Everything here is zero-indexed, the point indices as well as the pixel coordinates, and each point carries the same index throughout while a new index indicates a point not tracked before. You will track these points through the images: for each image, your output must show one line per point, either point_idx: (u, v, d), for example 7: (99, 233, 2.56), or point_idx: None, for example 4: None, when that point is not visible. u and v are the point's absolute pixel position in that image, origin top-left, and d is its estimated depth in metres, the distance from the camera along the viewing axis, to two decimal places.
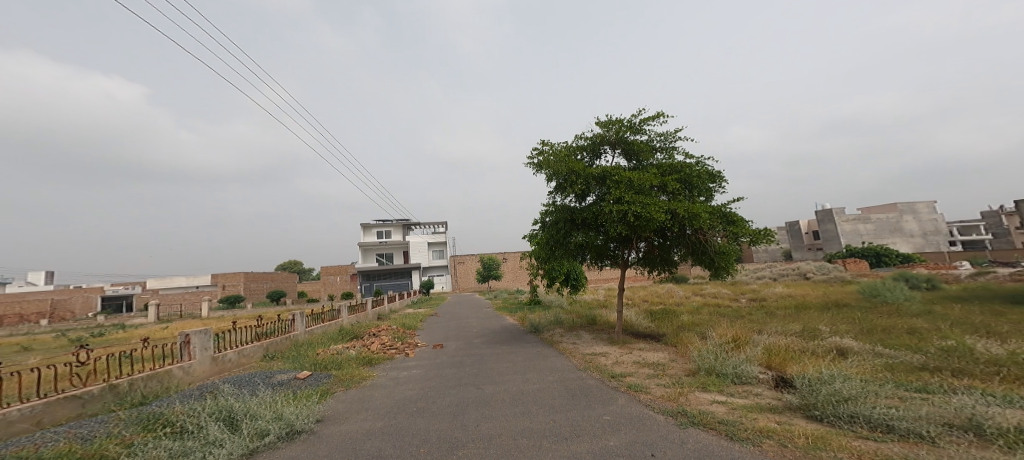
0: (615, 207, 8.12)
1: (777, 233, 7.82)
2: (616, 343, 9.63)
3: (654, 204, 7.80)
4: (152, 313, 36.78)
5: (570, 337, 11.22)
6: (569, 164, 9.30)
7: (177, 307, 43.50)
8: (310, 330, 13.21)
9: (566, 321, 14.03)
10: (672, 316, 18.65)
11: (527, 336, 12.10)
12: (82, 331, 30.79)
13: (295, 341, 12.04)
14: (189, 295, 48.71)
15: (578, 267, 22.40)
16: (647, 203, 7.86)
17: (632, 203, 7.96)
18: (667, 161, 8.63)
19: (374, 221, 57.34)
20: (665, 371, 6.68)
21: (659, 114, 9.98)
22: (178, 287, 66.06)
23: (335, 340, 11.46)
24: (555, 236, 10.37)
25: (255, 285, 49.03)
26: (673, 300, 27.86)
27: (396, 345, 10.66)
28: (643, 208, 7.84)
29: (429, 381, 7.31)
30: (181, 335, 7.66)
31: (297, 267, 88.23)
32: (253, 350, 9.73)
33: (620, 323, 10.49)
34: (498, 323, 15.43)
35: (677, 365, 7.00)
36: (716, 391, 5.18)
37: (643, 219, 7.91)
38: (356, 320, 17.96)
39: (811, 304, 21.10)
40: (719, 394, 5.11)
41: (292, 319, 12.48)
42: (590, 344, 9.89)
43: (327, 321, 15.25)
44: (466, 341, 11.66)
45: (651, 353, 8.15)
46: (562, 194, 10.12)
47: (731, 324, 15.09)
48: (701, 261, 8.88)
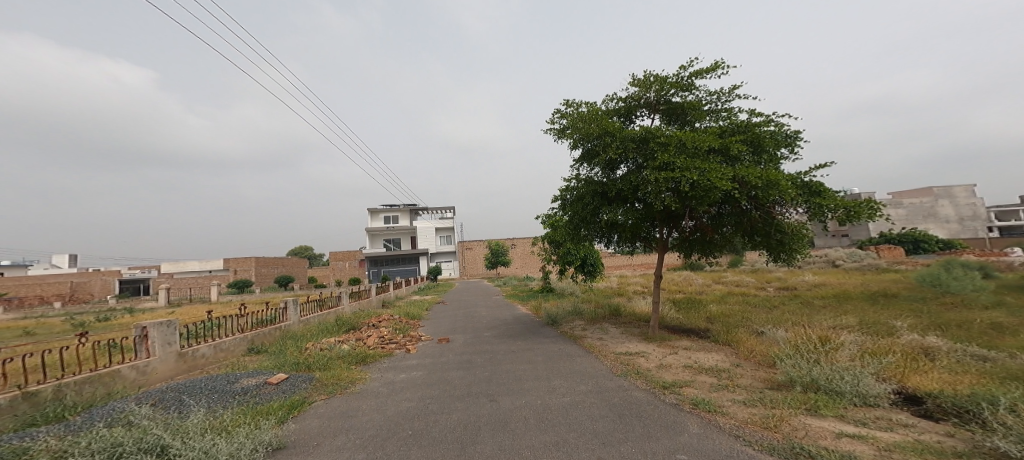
0: (663, 175, 6.48)
1: (886, 208, 6.02)
2: (653, 340, 8.14)
3: (715, 169, 6.16)
4: (161, 298, 36.39)
5: (595, 332, 9.76)
6: (602, 125, 7.66)
7: (187, 291, 43.27)
8: (305, 319, 11.99)
9: (586, 312, 12.55)
10: (699, 307, 17.10)
11: (543, 329, 10.74)
12: (90, 315, 30.46)
13: (287, 332, 10.85)
14: (200, 280, 48.61)
15: (594, 250, 20.84)
16: (708, 169, 6.20)
17: (687, 169, 6.29)
18: (728, 119, 6.93)
19: (381, 207, 56.36)
20: (734, 379, 5.16)
21: (713, 67, 8.23)
22: (190, 271, 66.34)
23: (330, 332, 10.25)
24: (582, 213, 8.77)
25: (265, 270, 48.68)
26: (695, 288, 26.09)
27: (396, 339, 9.43)
28: (704, 175, 6.16)
29: (431, 389, 5.91)
30: (138, 328, 6.43)
31: (308, 252, 88.75)
32: (235, 343, 8.55)
33: (655, 316, 8.87)
34: (509, 313, 14.06)
35: (746, 371, 5.48)
36: (838, 419, 3.63)
37: (701, 190, 6.26)
38: (358, 308, 16.81)
39: (853, 294, 19.24)
40: (845, 423, 3.55)
41: (284, 307, 11.26)
42: (620, 341, 8.43)
43: (325, 310, 14.05)
44: (475, 335, 10.33)
45: (704, 354, 6.63)
46: (590, 164, 8.48)
47: (771, 318, 13.45)
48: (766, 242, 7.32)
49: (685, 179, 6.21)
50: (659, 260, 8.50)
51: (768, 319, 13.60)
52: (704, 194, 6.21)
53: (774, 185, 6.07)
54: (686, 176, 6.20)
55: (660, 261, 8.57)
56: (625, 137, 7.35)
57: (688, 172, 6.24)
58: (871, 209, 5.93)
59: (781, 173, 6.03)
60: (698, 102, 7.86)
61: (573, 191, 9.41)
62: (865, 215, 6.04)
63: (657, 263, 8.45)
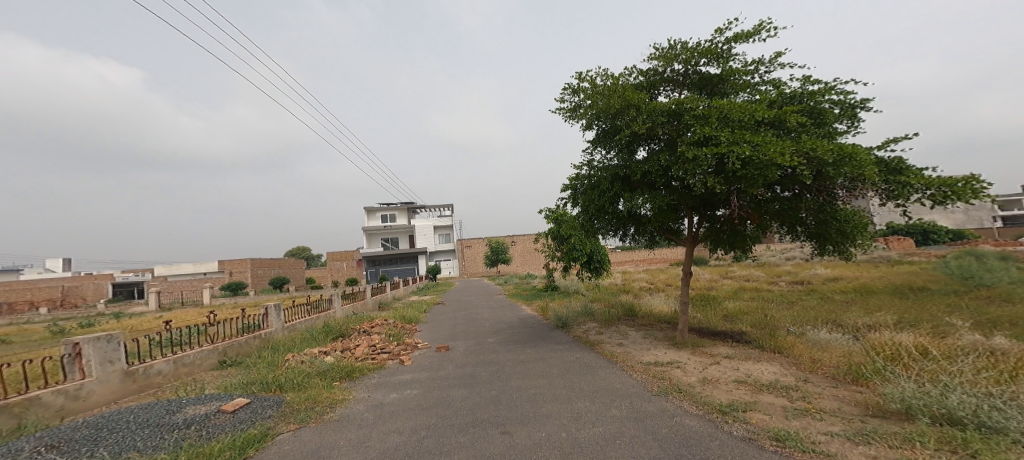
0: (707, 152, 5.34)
1: (992, 185, 4.86)
2: (685, 346, 7.05)
3: (771, 142, 5.06)
4: (152, 302, 35.32)
5: (613, 337, 8.66)
6: (625, 96, 6.54)
7: (179, 295, 42.14)
8: (291, 326, 10.89)
9: (599, 312, 11.47)
10: (715, 304, 16.04)
11: (554, 333, 9.68)
12: (75, 321, 29.32)
13: (268, 339, 9.76)
14: (193, 283, 47.52)
15: (600, 245, 19.73)
16: (764, 143, 5.08)
17: (737, 142, 5.17)
18: (780, 88, 5.83)
19: (379, 205, 55.35)
20: (813, 401, 4.05)
21: (755, 31, 7.12)
22: (185, 274, 65.23)
23: (315, 341, 9.17)
24: (599, 201, 7.63)
25: (261, 271, 47.56)
26: (703, 284, 25.09)
27: (388, 348, 8.58)
28: (759, 149, 5.04)
29: (426, 416, 4.80)
30: (68, 345, 5.32)
31: (306, 253, 87.80)
32: (203, 356, 7.45)
33: (683, 318, 7.58)
34: (514, 315, 12.98)
35: (822, 390, 4.37)
36: None
37: (756, 167, 5.14)
38: (352, 311, 15.72)
39: (877, 289, 18.19)
40: None
41: (266, 312, 10.16)
42: (645, 349, 7.33)
43: (314, 314, 12.93)
44: (478, 341, 9.25)
45: (756, 366, 5.53)
46: (609, 144, 7.35)
47: (799, 318, 12.36)
48: (821, 231, 6.35)
49: (735, 155, 5.09)
50: (689, 254, 7.38)
51: (795, 318, 12.53)
52: (760, 173, 5.10)
53: (846, 159, 4.99)
54: (737, 151, 5.08)
55: (691, 256, 7.46)
56: (655, 111, 6.19)
57: (738, 147, 5.11)
58: (972, 187, 4.79)
59: (856, 146, 4.95)
60: (739, 71, 6.72)
61: (587, 178, 8.28)
62: (964, 195, 4.88)
63: (687, 259, 7.34)
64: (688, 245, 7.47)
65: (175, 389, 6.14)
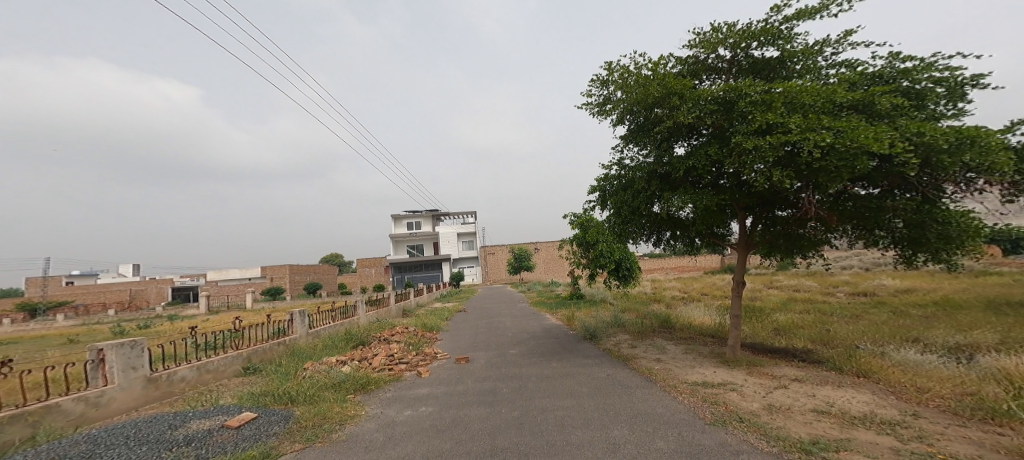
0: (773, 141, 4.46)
1: None
2: (735, 362, 6.14)
3: (862, 126, 4.12)
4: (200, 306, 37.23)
5: (649, 350, 7.82)
6: (668, 82, 5.68)
7: (224, 300, 44.09)
8: (313, 332, 10.74)
9: (632, 323, 10.59)
10: (761, 316, 14.69)
11: (582, 344, 8.95)
12: (127, 323, 30.99)
13: (291, 346, 9.59)
14: (236, 288, 49.71)
15: (631, 252, 18.65)
16: (852, 128, 4.15)
17: (813, 128, 4.27)
18: (860, 66, 4.86)
19: (406, 213, 56.49)
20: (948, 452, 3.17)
21: (818, 8, 6.18)
22: (230, 279, 68.68)
23: (335, 349, 8.92)
24: (633, 203, 6.79)
25: (299, 277, 49.19)
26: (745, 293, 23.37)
27: (408, 358, 8.21)
28: (842, 135, 4.12)
29: (442, 441, 4.22)
30: (93, 350, 5.21)
31: (341, 260, 90.63)
32: (227, 362, 7.29)
33: (737, 333, 6.50)
34: (538, 324, 12.31)
35: (949, 435, 3.44)
36: None
37: (837, 157, 4.22)
38: (376, 318, 15.54)
39: (953, 303, 16.18)
40: None
41: (290, 319, 10.06)
42: (688, 364, 6.47)
43: (338, 321, 12.78)
44: (501, 352, 8.67)
45: (834, 393, 4.58)
46: (647, 138, 6.50)
47: (863, 335, 10.98)
48: (926, 234, 5.34)
49: (811, 144, 4.19)
50: (740, 261, 6.34)
51: (860, 335, 11.10)
52: (843, 164, 4.18)
53: (963, 144, 4.01)
54: (813, 138, 4.17)
55: (743, 264, 6.41)
56: (701, 98, 5.33)
57: (815, 133, 4.20)
58: None
59: (976, 127, 3.96)
60: (803, 51, 5.72)
61: (619, 177, 7.44)
62: None
63: (739, 266, 6.33)
64: (739, 251, 6.46)
65: (196, 397, 5.91)
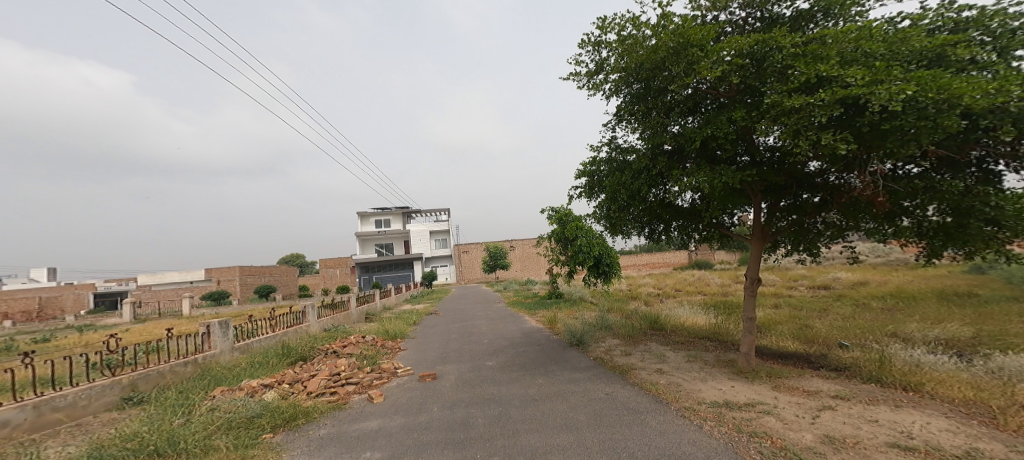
0: (828, 96, 3.47)
1: None
2: (756, 374, 5.19)
3: (949, 76, 3.17)
4: (124, 314, 32.78)
5: (648, 361, 6.79)
6: (681, 30, 4.56)
7: (157, 305, 39.47)
8: (242, 347, 8.83)
9: (619, 327, 9.53)
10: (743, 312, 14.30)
11: (569, 353, 7.83)
12: (34, 336, 26.66)
13: (210, 364, 7.72)
14: (173, 293, 44.85)
15: (610, 247, 17.72)
16: (934, 78, 3.21)
17: (882, 79, 3.29)
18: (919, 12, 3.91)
19: (373, 210, 53.58)
20: None
21: None
22: (167, 283, 62.36)
23: (266, 369, 7.20)
24: (632, 187, 5.70)
25: (252, 280, 44.90)
26: (716, 288, 23.41)
27: (357, 377, 6.61)
28: (924, 87, 3.18)
29: None
30: None
31: (299, 260, 85.02)
32: (92, 393, 5.45)
33: (750, 339, 5.52)
34: (516, 328, 11.09)
35: None
36: None
37: (916, 116, 3.29)
38: (332, 324, 13.66)
39: (917, 295, 16.59)
40: None
41: (210, 332, 8.12)
42: (702, 379, 5.45)
43: (279, 330, 10.86)
44: (474, 366, 7.32)
45: (899, 419, 3.64)
46: (648, 108, 5.39)
47: (851, 333, 10.61)
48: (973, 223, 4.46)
49: (881, 99, 3.20)
50: (756, 256, 5.40)
51: (845, 332, 10.71)
52: (922, 124, 3.25)
53: None
54: (885, 91, 3.18)
55: (758, 258, 5.47)
56: (725, 53, 4.25)
57: (887, 85, 3.22)
58: None
59: None
60: None
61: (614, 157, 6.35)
62: None
63: (754, 262, 5.40)
64: (753, 243, 5.53)
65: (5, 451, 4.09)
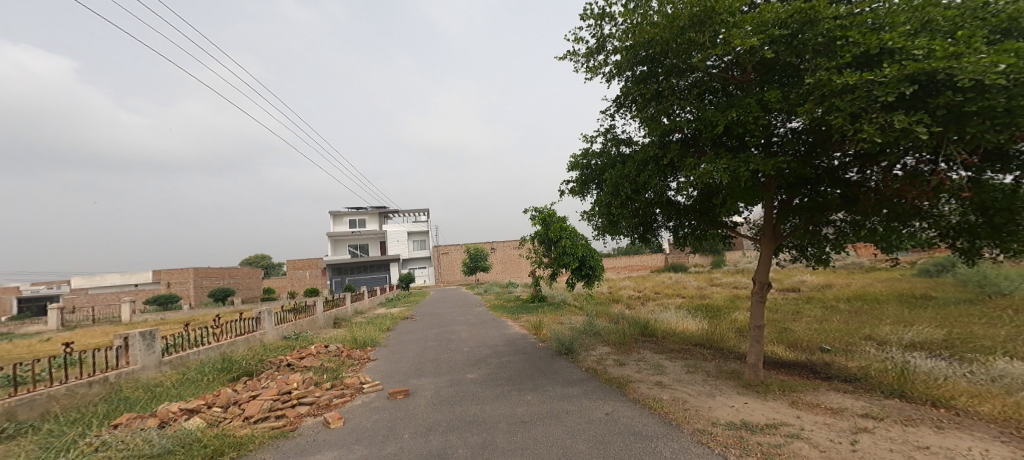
0: (895, 71, 3.01)
1: None
2: (770, 387, 4.65)
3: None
4: (56, 318, 29.52)
5: (646, 372, 6.19)
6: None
7: (97, 309, 36.04)
8: (172, 359, 7.54)
9: (608, 333, 8.90)
10: (725, 315, 14.17)
11: (557, 364, 7.14)
12: None
13: (129, 382, 6.52)
14: (118, 296, 41.26)
15: (593, 250, 17.33)
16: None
17: (963, 52, 2.87)
18: None
19: (347, 209, 51.20)
20: None
21: None
22: (113, 285, 57.55)
23: (200, 387, 6.07)
24: (638, 179, 5.10)
25: (211, 282, 41.79)
26: (695, 291, 23.53)
27: (313, 396, 5.60)
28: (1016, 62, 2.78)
29: None
30: None
31: (264, 261, 80.94)
32: None
33: (757, 351, 4.94)
34: (497, 334, 10.29)
35: None
36: None
37: (1006, 94, 2.90)
38: (294, 330, 12.38)
39: (887, 297, 17.00)
40: None
41: (128, 343, 6.86)
42: (709, 393, 4.88)
43: (226, 338, 9.57)
44: (450, 382, 6.45)
45: (950, 444, 3.14)
46: (660, 90, 4.83)
47: (838, 337, 10.48)
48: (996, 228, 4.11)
49: (971, 74, 2.76)
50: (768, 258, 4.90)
51: (830, 336, 10.58)
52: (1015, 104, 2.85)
53: None
54: (974, 64, 2.75)
55: (768, 260, 4.96)
56: (758, 25, 3.75)
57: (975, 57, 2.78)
58: None
59: None
60: None
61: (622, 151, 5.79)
62: None
63: (765, 265, 4.89)
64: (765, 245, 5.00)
65: None
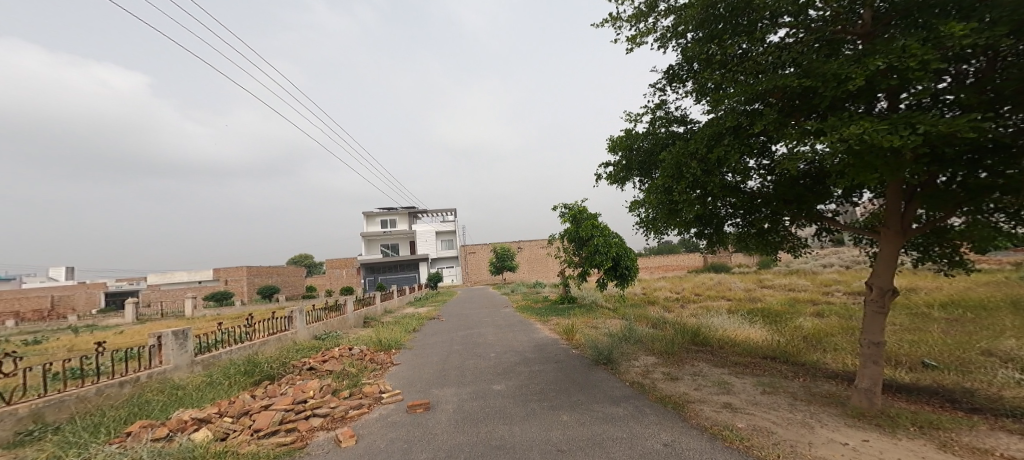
0: None
1: None
2: (897, 421, 3.53)
3: None
4: (125, 314, 31.83)
5: (709, 390, 5.17)
6: None
7: (159, 305, 38.58)
8: (201, 359, 7.35)
9: (652, 341, 7.85)
10: (783, 320, 12.65)
11: (597, 375, 6.25)
12: (25, 335, 25.62)
13: (157, 381, 6.33)
14: (177, 293, 44.07)
15: (628, 248, 16.19)
16: None
17: None
18: None
19: (379, 209, 52.37)
20: None
21: None
22: (175, 283, 61.98)
23: (220, 392, 5.74)
24: (711, 155, 4.18)
25: (260, 280, 43.89)
26: (741, 292, 21.70)
27: (330, 406, 5.15)
28: None
29: None
30: None
31: (308, 260, 84.87)
32: None
33: (874, 375, 3.81)
34: (528, 338, 9.55)
35: None
36: None
37: None
38: (324, 329, 12.20)
39: (978, 303, 14.78)
40: None
41: (159, 341, 6.70)
42: (804, 422, 3.81)
43: (257, 337, 9.40)
44: (482, 393, 5.75)
45: None
46: (751, 42, 3.98)
47: (927, 349, 8.91)
48: None
49: None
50: (890, 258, 3.85)
51: (918, 348, 9.03)
52: None
53: None
54: None
55: (892, 259, 3.85)
56: None
57: None
58: None
59: None
60: None
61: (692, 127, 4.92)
62: None
63: (888, 266, 3.83)
64: (886, 240, 3.94)
65: None
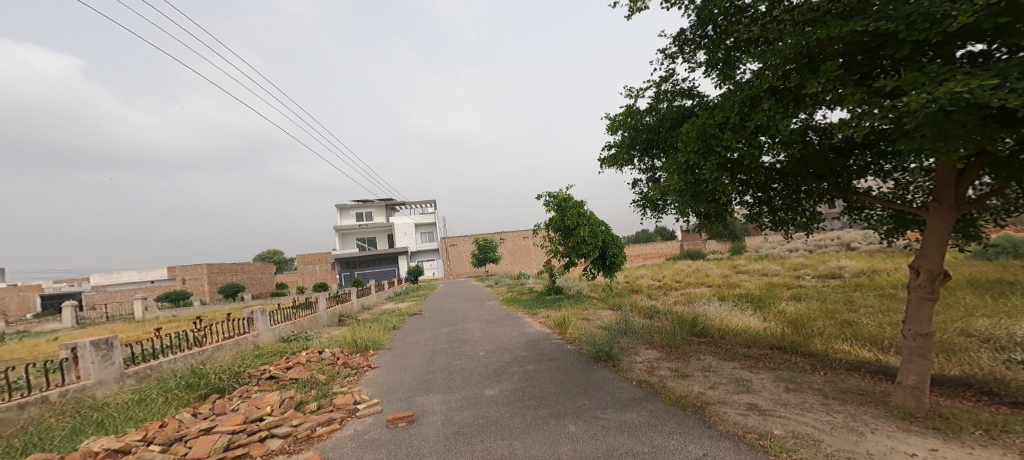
0: None
1: None
2: (957, 423, 3.12)
3: None
4: (67, 318, 28.95)
5: (728, 388, 4.67)
6: None
7: (107, 307, 35.48)
8: (133, 371, 6.27)
9: (652, 333, 7.36)
10: (771, 306, 12.56)
11: (600, 374, 5.66)
12: None
13: (72, 400, 5.28)
14: (128, 294, 40.78)
15: (614, 237, 15.76)
16: None
17: None
18: None
19: (352, 201, 50.19)
20: None
21: None
22: (128, 282, 57.65)
23: (153, 413, 4.79)
24: (747, 122, 3.59)
25: (223, 278, 41.16)
26: (722, 278, 21.88)
27: (292, 423, 4.33)
28: None
29: None
30: None
31: (276, 255, 81.13)
32: None
33: (922, 373, 3.49)
34: (516, 333, 8.88)
35: None
36: None
37: None
38: (292, 329, 11.09)
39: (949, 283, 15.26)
40: None
41: (76, 352, 5.62)
42: (850, 425, 3.36)
43: (208, 343, 8.28)
44: (473, 399, 5.09)
45: None
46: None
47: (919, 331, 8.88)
48: None
49: None
50: (941, 238, 3.49)
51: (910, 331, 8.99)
52: None
53: None
54: None
55: (942, 240, 3.49)
56: None
57: None
58: None
59: None
60: None
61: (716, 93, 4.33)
62: None
63: (938, 248, 3.47)
64: (937, 217, 3.55)
65: None
